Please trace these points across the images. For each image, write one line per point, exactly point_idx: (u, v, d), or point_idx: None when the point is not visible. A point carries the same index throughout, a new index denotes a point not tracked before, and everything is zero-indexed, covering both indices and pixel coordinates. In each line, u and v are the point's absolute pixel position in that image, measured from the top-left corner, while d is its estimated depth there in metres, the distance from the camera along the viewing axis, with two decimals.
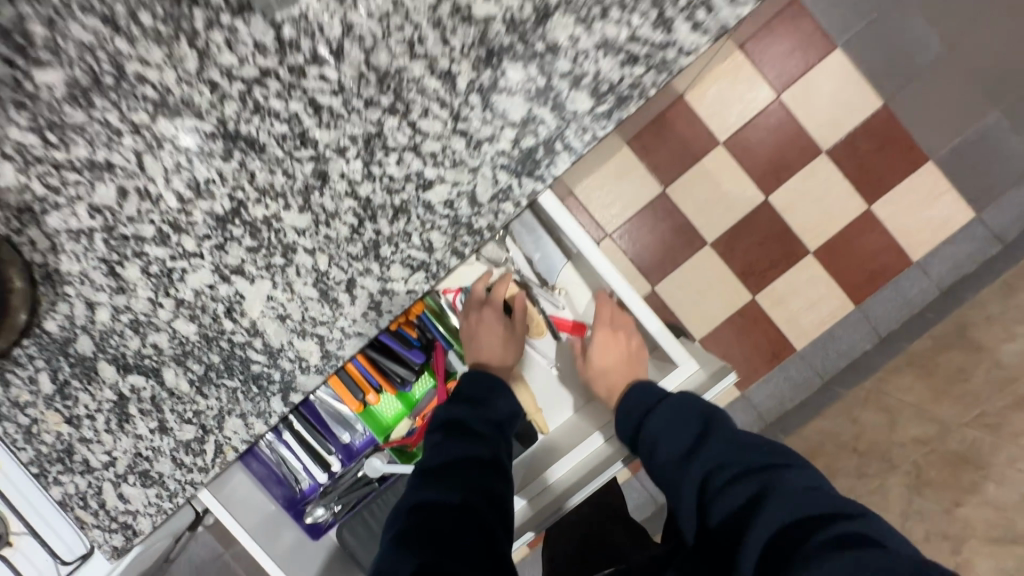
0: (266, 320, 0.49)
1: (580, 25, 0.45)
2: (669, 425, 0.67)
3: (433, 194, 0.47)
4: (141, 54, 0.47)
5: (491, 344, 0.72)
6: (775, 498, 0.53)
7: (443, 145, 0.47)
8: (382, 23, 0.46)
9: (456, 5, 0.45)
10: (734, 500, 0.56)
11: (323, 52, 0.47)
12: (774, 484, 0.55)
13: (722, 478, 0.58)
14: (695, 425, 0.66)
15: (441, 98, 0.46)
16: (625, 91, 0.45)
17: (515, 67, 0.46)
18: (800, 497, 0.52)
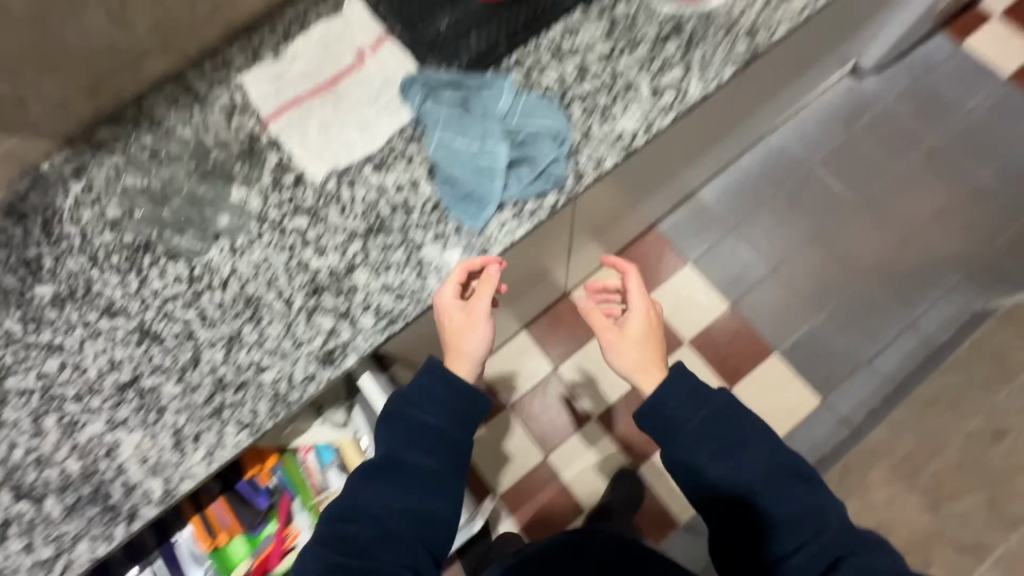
0: (131, 461, 0.68)
1: (372, 276, 0.73)
2: (704, 427, 0.68)
3: (264, 375, 0.70)
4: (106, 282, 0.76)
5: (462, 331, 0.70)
6: (826, 533, 0.63)
7: (277, 344, 0.71)
8: (255, 269, 0.75)
9: (300, 262, 0.75)
10: (786, 524, 0.64)
11: (216, 284, 0.75)
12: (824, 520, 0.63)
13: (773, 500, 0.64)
14: (747, 440, 0.67)
15: (281, 314, 0.73)
16: (395, 315, 0.71)
17: (329, 298, 0.73)
18: (839, 524, 0.63)
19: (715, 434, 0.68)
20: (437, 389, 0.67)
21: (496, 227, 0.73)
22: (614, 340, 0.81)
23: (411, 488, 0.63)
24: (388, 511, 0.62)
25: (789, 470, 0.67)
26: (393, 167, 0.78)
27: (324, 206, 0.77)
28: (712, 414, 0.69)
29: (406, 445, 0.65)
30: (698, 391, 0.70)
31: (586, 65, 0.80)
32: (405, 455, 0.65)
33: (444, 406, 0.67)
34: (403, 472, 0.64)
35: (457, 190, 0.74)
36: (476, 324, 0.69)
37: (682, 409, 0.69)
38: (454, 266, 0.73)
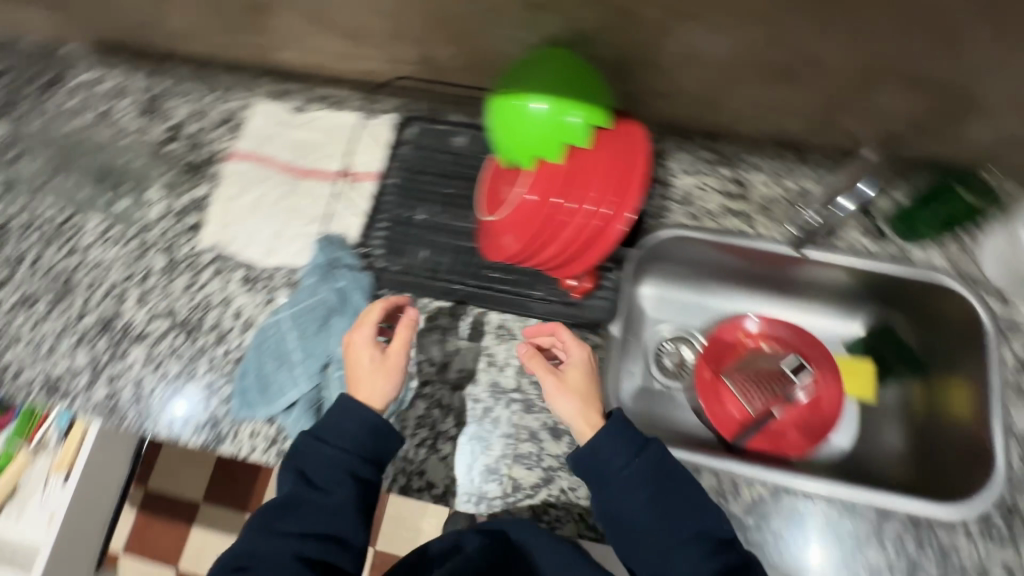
0: None
1: (142, 361, 0.72)
2: (631, 484, 0.56)
3: (18, 349, 0.75)
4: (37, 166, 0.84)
5: (370, 371, 0.62)
6: None
7: (46, 336, 0.75)
8: (95, 264, 0.78)
9: (121, 293, 0.76)
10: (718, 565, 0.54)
11: (71, 246, 0.79)
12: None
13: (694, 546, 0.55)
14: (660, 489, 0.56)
15: (70, 317, 0.76)
16: (117, 410, 0.71)
17: (107, 343, 0.74)
18: None
19: (647, 489, 0.56)
20: (345, 433, 0.59)
21: (245, 433, 0.67)
22: (558, 393, 0.61)
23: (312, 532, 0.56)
24: (290, 547, 0.56)
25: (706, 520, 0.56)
26: (251, 292, 0.73)
27: (183, 266, 0.76)
28: (647, 471, 0.56)
29: (314, 476, 0.58)
30: (640, 434, 0.58)
31: (474, 380, 0.67)
32: (313, 495, 0.57)
33: (357, 437, 0.59)
34: (307, 510, 0.57)
35: (246, 371, 0.68)
36: (389, 372, 0.62)
37: (615, 447, 0.57)
38: (187, 424, 0.68)
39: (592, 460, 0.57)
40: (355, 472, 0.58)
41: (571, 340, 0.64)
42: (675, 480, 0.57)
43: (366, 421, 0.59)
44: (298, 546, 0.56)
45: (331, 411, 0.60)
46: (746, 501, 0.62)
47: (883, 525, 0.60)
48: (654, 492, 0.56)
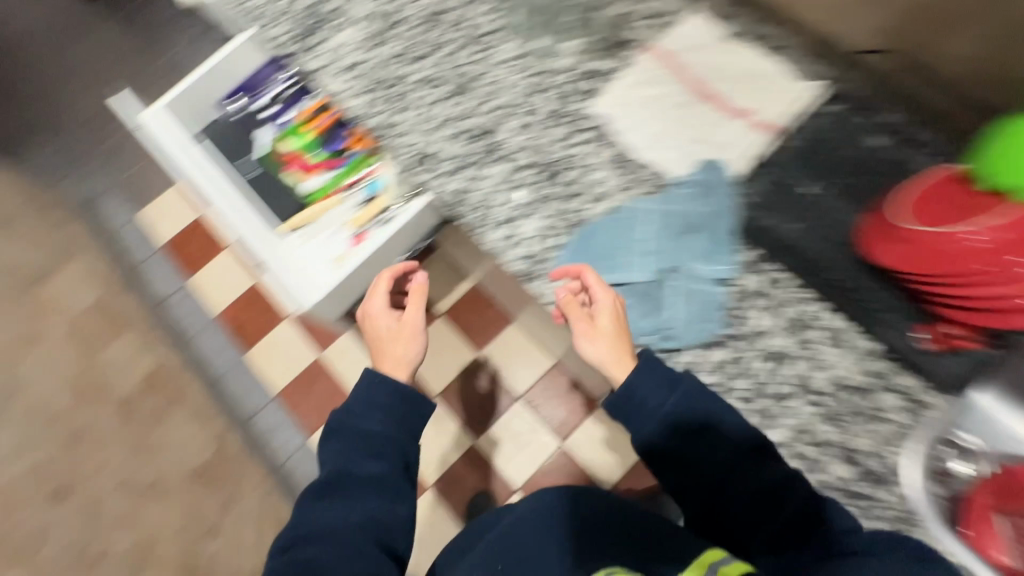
0: (344, 44, 0.90)
1: (499, 179, 0.78)
2: (662, 412, 0.64)
3: (408, 116, 0.84)
4: None
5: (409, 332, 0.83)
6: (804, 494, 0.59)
7: (432, 117, 0.83)
8: (495, 80, 0.82)
9: (506, 115, 0.81)
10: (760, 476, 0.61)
11: (481, 52, 0.84)
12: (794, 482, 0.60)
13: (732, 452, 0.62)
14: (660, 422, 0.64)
15: (457, 112, 0.82)
16: (463, 207, 0.77)
17: (477, 150, 0.80)
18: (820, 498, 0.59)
19: (671, 417, 0.64)
20: (370, 415, 0.75)
21: (558, 285, 0.72)
22: (586, 340, 0.69)
23: (314, 520, 0.68)
24: (335, 518, 0.68)
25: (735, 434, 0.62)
26: (618, 172, 0.77)
27: (567, 120, 0.80)
28: (687, 413, 0.63)
29: (356, 458, 0.72)
30: (666, 372, 0.65)
31: (785, 363, 0.66)
32: (353, 468, 0.71)
33: (385, 408, 0.76)
34: (351, 486, 0.70)
35: (591, 236, 0.73)
36: (412, 337, 0.82)
37: (647, 385, 0.64)
38: (514, 249, 0.74)
39: (631, 407, 0.66)
40: (377, 454, 0.72)
41: (594, 285, 0.68)
42: (718, 424, 0.63)
43: (404, 401, 0.77)
44: (344, 514, 0.69)
45: (368, 382, 0.78)
46: None
47: None
48: (666, 424, 0.64)
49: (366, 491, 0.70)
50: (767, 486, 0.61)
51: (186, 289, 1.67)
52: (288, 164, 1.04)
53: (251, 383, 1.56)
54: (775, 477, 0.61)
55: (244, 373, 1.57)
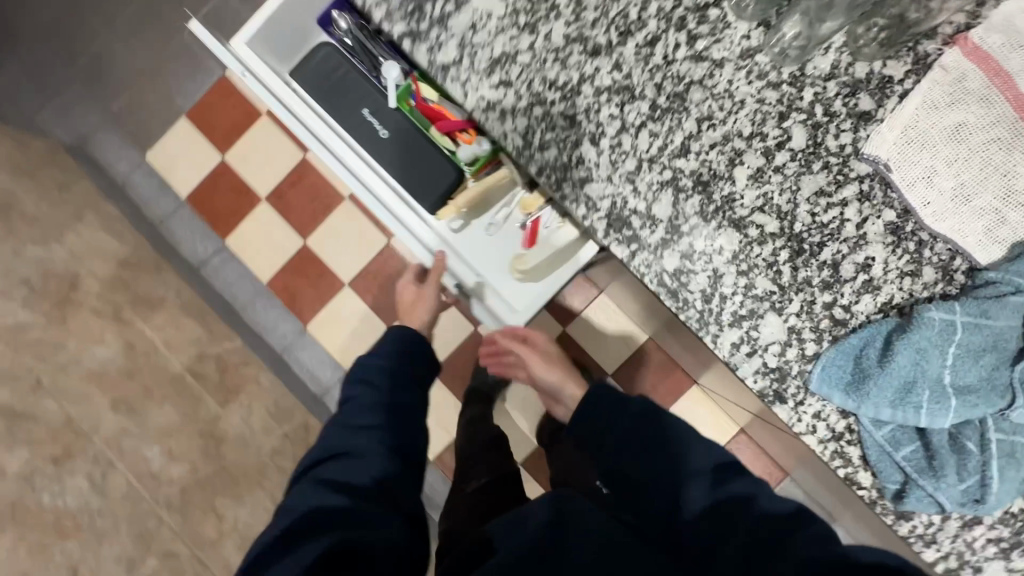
0: (471, 13, 0.58)
1: (729, 254, 0.56)
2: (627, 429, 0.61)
3: (586, 148, 0.58)
4: None
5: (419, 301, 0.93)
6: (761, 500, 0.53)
7: (624, 151, 0.57)
8: (721, 92, 0.56)
9: (738, 152, 0.56)
10: (724, 489, 0.54)
11: (697, 43, 0.56)
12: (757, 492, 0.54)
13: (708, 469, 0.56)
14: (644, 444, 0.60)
15: (666, 146, 0.57)
16: (679, 296, 0.57)
17: (695, 209, 0.57)
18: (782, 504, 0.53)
19: (641, 442, 0.60)
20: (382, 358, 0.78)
21: (808, 408, 0.56)
22: (540, 361, 0.88)
23: (348, 415, 0.69)
24: (356, 429, 0.67)
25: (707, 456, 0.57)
26: (896, 249, 0.55)
27: (826, 163, 0.56)
28: (646, 427, 0.60)
29: (384, 387, 0.73)
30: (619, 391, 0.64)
31: None
32: (381, 396, 0.71)
33: (400, 357, 0.79)
34: (370, 408, 0.70)
35: (862, 348, 0.54)
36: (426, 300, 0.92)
37: (604, 395, 0.64)
38: (751, 359, 0.56)
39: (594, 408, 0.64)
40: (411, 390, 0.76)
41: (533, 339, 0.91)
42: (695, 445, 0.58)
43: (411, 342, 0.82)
44: (375, 434, 0.66)
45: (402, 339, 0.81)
46: None
47: None
48: (646, 440, 0.60)
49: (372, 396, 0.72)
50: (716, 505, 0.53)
51: (227, 252, 1.48)
52: (437, 124, 0.84)
53: (317, 359, 1.45)
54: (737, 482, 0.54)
55: (308, 347, 1.45)
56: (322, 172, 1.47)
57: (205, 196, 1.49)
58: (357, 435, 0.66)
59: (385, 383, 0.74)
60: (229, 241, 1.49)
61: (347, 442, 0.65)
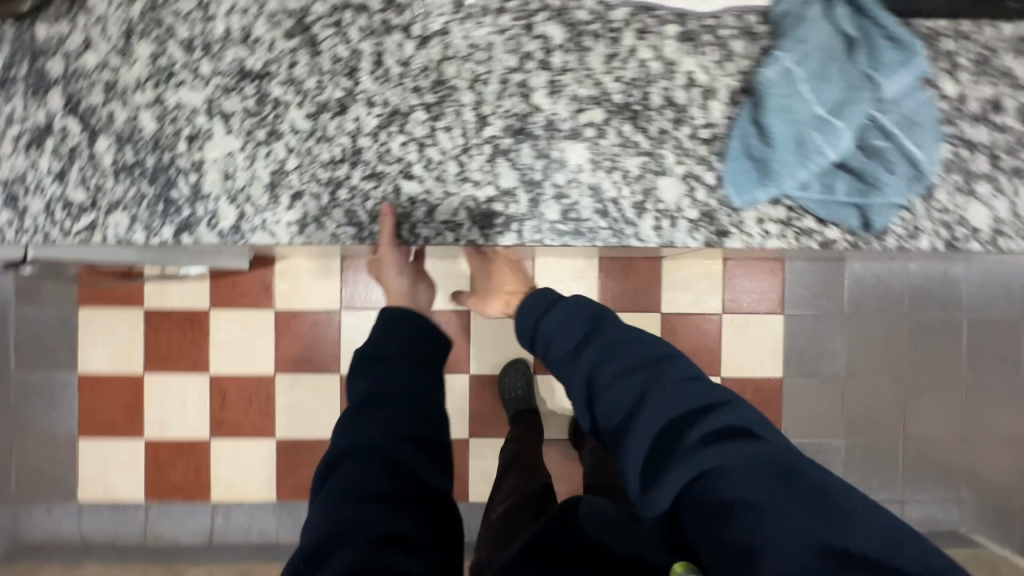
0: (214, 166, 0.54)
1: (589, 165, 0.56)
2: (551, 338, 0.69)
3: (407, 185, 0.55)
4: None
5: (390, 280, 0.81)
6: (656, 394, 0.56)
7: (439, 162, 0.55)
8: (468, 51, 0.55)
9: (522, 83, 0.55)
10: (622, 391, 0.58)
11: (413, 32, 0.55)
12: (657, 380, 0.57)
13: (611, 371, 0.60)
14: (574, 344, 0.66)
15: (466, 128, 0.55)
16: (583, 228, 0.55)
17: (533, 154, 0.55)
18: (681, 394, 0.56)
19: (566, 345, 0.67)
20: (378, 350, 0.68)
21: (750, 221, 0.56)
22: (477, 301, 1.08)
23: (354, 416, 0.64)
24: (368, 430, 0.62)
25: (618, 350, 0.62)
26: (700, 50, 0.56)
27: (593, 34, 0.55)
28: (565, 327, 0.68)
29: (384, 377, 0.66)
30: (542, 303, 0.73)
31: (999, 109, 0.57)
32: (384, 386, 0.65)
33: (390, 339, 0.69)
34: (380, 402, 0.64)
35: (745, 144, 0.54)
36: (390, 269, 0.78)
37: (534, 311, 0.73)
38: (679, 225, 0.56)
39: (529, 315, 0.74)
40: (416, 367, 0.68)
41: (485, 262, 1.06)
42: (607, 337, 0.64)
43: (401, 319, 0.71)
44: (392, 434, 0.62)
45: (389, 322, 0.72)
46: None
47: None
48: (576, 337, 0.66)
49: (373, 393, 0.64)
50: (622, 413, 0.57)
51: (222, 506, 1.39)
52: None
53: None
54: (640, 370, 0.59)
55: None
56: (236, 373, 1.39)
57: (160, 482, 1.38)
58: (358, 435, 0.62)
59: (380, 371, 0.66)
60: (215, 497, 1.39)
61: (360, 445, 0.60)
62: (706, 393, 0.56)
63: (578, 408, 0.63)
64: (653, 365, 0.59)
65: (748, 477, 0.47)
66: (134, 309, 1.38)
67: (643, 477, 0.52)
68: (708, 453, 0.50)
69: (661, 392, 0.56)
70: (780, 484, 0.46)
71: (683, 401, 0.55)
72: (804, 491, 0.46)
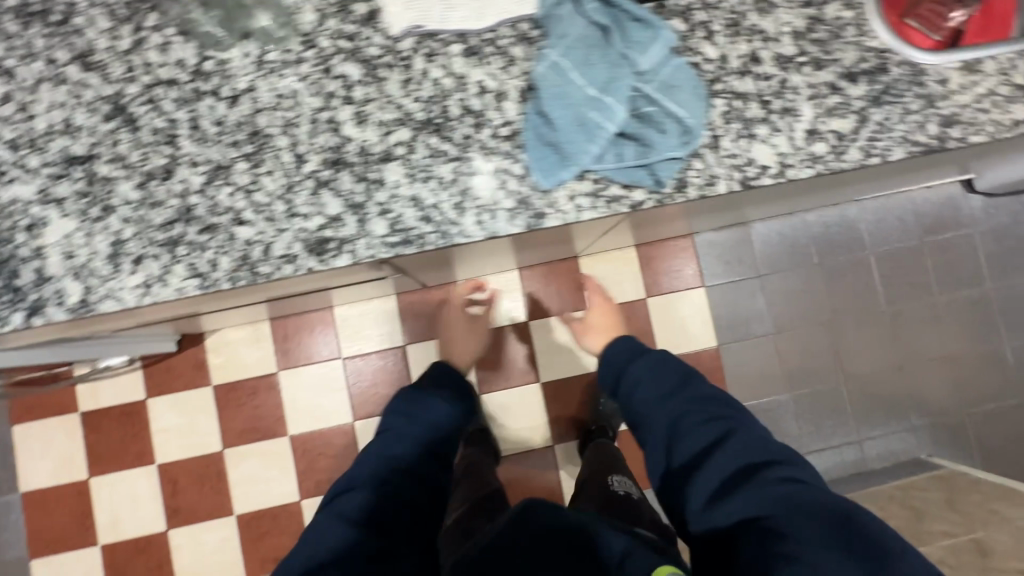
0: (54, 249, 0.57)
1: (406, 179, 0.61)
2: (642, 386, 0.83)
3: (240, 230, 0.59)
4: (108, 28, 0.60)
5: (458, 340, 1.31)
6: (733, 442, 0.71)
7: (267, 203, 0.59)
8: (276, 101, 0.60)
9: (331, 120, 0.61)
10: (701, 434, 0.74)
11: (223, 94, 0.60)
12: (742, 433, 0.72)
13: (697, 419, 0.75)
14: (660, 394, 0.81)
15: (286, 169, 0.60)
16: (411, 236, 0.60)
17: (352, 180, 0.60)
18: (758, 446, 0.70)
19: (655, 392, 0.81)
20: (407, 418, 0.90)
21: (562, 199, 0.61)
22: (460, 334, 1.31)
23: (375, 466, 0.83)
24: (381, 472, 0.82)
25: (710, 404, 0.77)
26: (485, 61, 0.62)
27: (386, 65, 0.62)
28: (654, 379, 0.83)
29: (405, 441, 0.87)
30: (637, 350, 0.89)
31: (757, 61, 0.65)
32: (403, 448, 0.86)
33: (419, 414, 0.91)
34: (399, 454, 0.85)
35: (540, 133, 0.60)
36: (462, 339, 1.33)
37: (635, 364, 0.86)
38: (499, 216, 0.61)
39: (616, 365, 0.89)
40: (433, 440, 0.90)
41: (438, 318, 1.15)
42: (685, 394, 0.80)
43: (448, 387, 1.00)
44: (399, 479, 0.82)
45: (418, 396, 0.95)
46: None
47: None
48: (668, 386, 0.81)
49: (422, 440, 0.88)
50: (698, 450, 0.73)
51: None
52: None
53: None
54: (719, 420, 0.74)
55: None
56: (183, 457, 1.38)
57: None
58: (399, 467, 0.84)
59: (430, 426, 0.91)
60: None
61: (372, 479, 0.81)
62: (780, 447, 0.70)
63: (654, 441, 0.78)
64: (745, 423, 0.73)
65: (800, 516, 0.60)
66: (69, 415, 1.37)
67: (709, 499, 0.68)
68: (778, 488, 0.64)
69: (744, 441, 0.71)
70: (835, 524, 0.59)
71: (757, 452, 0.69)
72: (853, 534, 0.57)
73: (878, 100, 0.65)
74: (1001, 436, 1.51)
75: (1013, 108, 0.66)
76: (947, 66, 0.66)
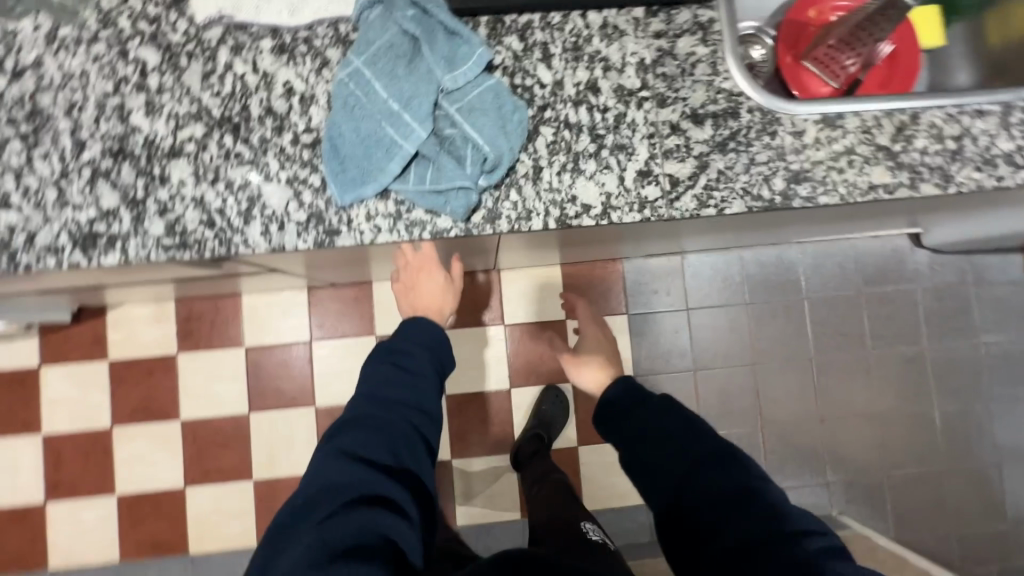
0: None
1: (192, 178, 0.56)
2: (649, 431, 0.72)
3: (4, 214, 0.55)
4: None
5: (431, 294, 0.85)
6: (765, 506, 0.60)
7: (37, 189, 0.55)
8: (62, 80, 0.56)
9: (120, 107, 0.56)
10: (724, 492, 0.62)
11: (6, 67, 0.56)
12: (770, 497, 0.61)
13: (714, 474, 0.64)
14: (669, 440, 0.70)
15: (62, 154, 0.56)
16: (189, 239, 0.56)
17: (133, 173, 0.56)
18: (792, 516, 0.60)
19: (661, 440, 0.70)
20: (374, 388, 0.70)
21: (360, 217, 0.57)
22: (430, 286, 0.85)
23: (333, 458, 0.62)
24: (347, 465, 0.61)
25: (729, 458, 0.66)
26: (296, 61, 0.58)
27: (188, 55, 0.57)
28: (662, 426, 0.72)
29: (373, 422, 0.66)
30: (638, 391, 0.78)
31: (595, 91, 0.60)
32: (371, 425, 0.66)
33: (382, 382, 0.71)
34: (366, 431, 0.65)
35: (339, 144, 0.56)
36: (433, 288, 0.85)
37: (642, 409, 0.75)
38: (288, 228, 0.57)
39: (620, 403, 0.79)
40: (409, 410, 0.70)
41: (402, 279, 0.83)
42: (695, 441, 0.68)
43: (433, 335, 0.77)
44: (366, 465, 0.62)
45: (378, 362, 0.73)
46: (920, 132, 0.62)
47: (1010, 116, 0.63)
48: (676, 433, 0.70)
49: (418, 405, 0.71)
50: (724, 508, 0.61)
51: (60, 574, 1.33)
52: None
53: (225, 564, 1.35)
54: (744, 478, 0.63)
55: (209, 564, 1.34)
56: (71, 430, 1.36)
57: None
58: (405, 424, 0.68)
59: (415, 380, 0.72)
60: (53, 563, 1.33)
61: (333, 481, 0.60)
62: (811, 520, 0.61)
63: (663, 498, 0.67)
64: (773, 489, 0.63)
65: None
66: None
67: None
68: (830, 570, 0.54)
69: (774, 506, 0.60)
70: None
71: (797, 522, 0.59)
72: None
73: (721, 147, 0.60)
74: (920, 502, 1.46)
75: (870, 172, 0.61)
76: (804, 117, 0.62)
